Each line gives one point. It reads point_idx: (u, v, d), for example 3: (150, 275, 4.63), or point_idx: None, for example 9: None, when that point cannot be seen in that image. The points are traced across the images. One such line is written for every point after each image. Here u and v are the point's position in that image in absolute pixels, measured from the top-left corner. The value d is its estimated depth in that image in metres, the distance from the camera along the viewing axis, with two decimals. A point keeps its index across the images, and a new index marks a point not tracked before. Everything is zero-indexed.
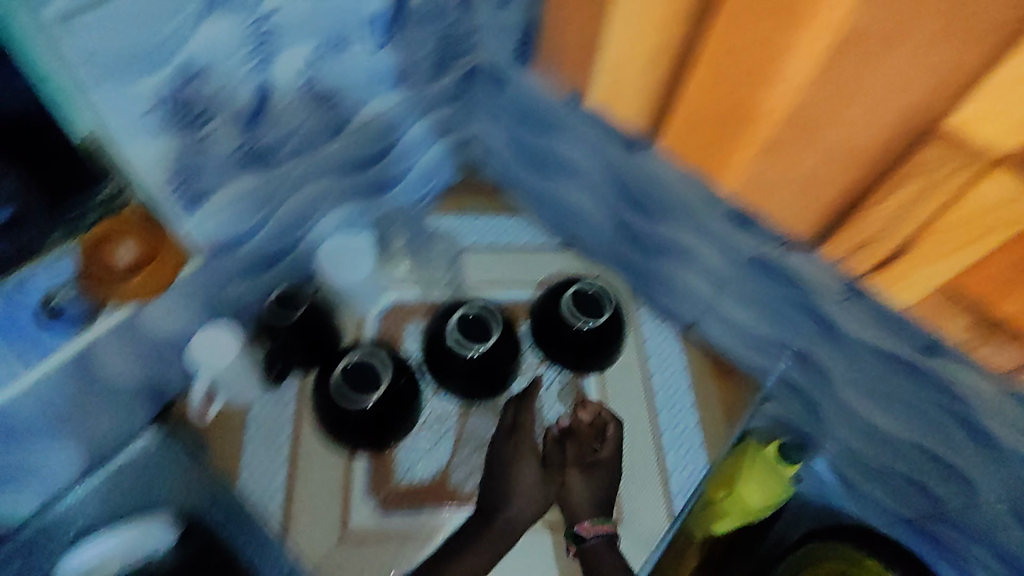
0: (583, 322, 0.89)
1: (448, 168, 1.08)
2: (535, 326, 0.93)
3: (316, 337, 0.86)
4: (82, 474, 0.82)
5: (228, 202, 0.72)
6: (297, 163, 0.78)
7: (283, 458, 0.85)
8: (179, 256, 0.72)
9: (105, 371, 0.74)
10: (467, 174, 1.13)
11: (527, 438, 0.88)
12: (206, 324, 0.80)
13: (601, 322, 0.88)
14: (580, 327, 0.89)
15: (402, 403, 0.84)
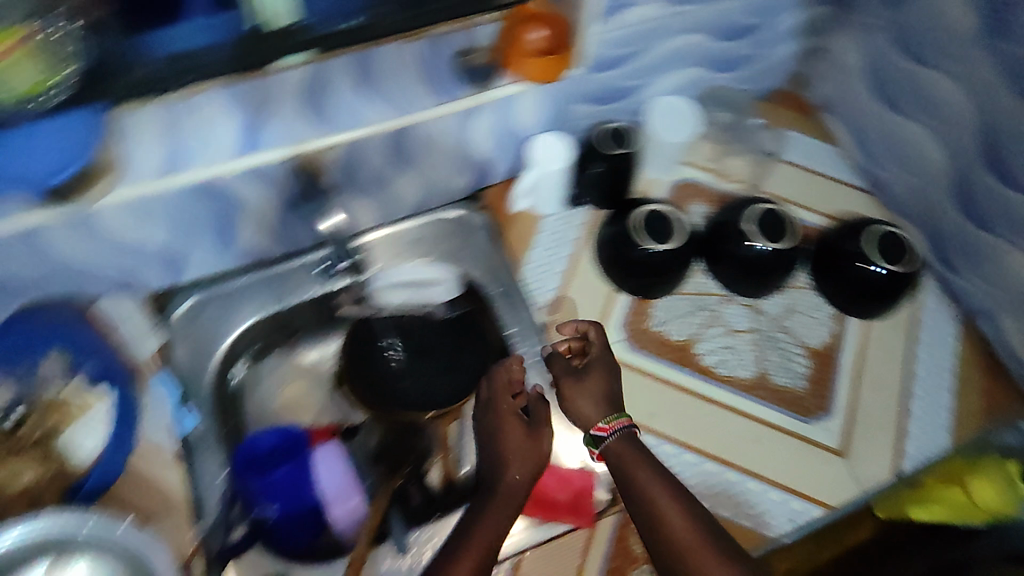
0: (879, 266, 0.83)
1: (782, 70, 1.02)
2: (817, 256, 0.90)
3: (625, 178, 0.92)
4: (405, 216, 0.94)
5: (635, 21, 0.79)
6: (694, 10, 0.82)
7: (563, 268, 0.93)
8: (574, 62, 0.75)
9: (470, 129, 0.83)
10: (792, 87, 1.06)
11: (501, 401, 0.80)
12: (550, 131, 0.89)
13: (897, 272, 0.83)
14: (873, 270, 0.84)
15: (678, 264, 0.86)
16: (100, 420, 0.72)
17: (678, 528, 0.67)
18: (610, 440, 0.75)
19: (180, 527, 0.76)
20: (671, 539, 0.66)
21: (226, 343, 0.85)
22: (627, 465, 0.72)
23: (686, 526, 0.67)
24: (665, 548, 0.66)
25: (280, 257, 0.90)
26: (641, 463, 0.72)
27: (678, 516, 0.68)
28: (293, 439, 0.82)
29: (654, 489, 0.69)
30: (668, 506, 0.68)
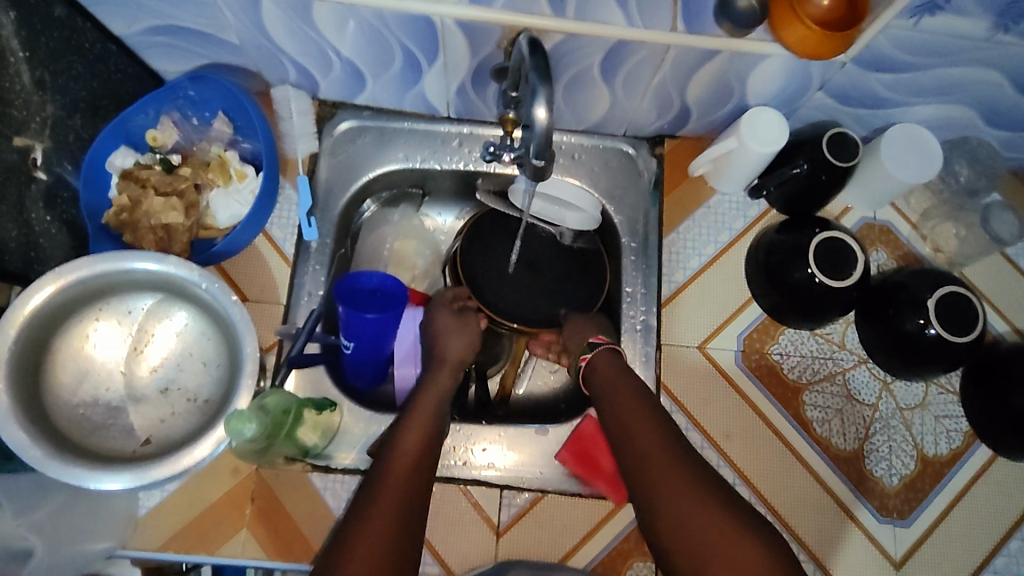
0: None
1: None
2: (982, 367, 0.79)
3: (822, 194, 0.82)
4: (578, 130, 0.88)
5: (945, 30, 0.65)
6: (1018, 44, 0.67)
7: (709, 253, 0.86)
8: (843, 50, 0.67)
9: (694, 78, 0.75)
10: None
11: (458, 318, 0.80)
12: (769, 107, 0.79)
13: None
14: None
15: (829, 306, 0.78)
16: (250, 195, 0.76)
17: (636, 424, 0.67)
18: (603, 349, 0.75)
19: (269, 320, 0.80)
20: (629, 439, 0.67)
21: (366, 177, 0.86)
22: (603, 376, 0.73)
23: (647, 433, 0.66)
24: (623, 450, 0.67)
25: (449, 118, 0.87)
26: (622, 376, 0.73)
27: (643, 436, 0.66)
28: (400, 296, 0.77)
29: (625, 397, 0.70)
30: (633, 405, 0.69)
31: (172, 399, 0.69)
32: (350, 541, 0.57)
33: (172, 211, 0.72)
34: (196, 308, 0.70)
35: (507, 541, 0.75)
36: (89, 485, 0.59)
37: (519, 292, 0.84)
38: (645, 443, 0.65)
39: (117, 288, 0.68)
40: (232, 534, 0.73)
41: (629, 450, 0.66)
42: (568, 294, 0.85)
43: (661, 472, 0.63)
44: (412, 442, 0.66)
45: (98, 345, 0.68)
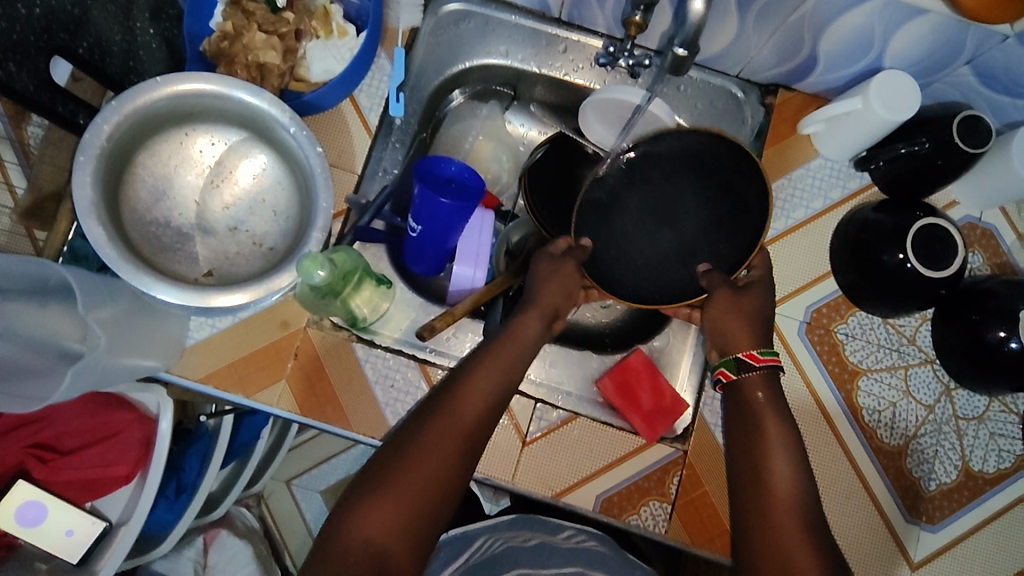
0: None
1: None
2: None
3: (935, 180, 0.76)
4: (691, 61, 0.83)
5: None
6: None
7: (797, 217, 0.82)
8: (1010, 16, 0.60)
9: (834, 25, 0.70)
10: None
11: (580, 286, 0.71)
12: (903, 72, 0.72)
13: None
14: None
15: (913, 296, 0.73)
16: (348, 53, 0.74)
17: (774, 470, 0.59)
18: (755, 372, 0.64)
19: (341, 188, 0.79)
20: (750, 429, 0.62)
21: (462, 66, 0.83)
22: (750, 405, 0.63)
23: (776, 425, 0.62)
24: (752, 508, 0.58)
25: (559, 20, 0.83)
26: (774, 410, 0.63)
27: (775, 429, 0.61)
28: (476, 188, 0.74)
29: (763, 414, 0.62)
30: (776, 454, 0.60)
31: (240, 239, 0.69)
32: (402, 459, 0.58)
33: (269, 50, 0.70)
34: (278, 155, 0.69)
35: (532, 452, 0.75)
36: (155, 294, 0.59)
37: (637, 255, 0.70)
38: (780, 506, 0.57)
39: (207, 115, 0.66)
40: (271, 382, 0.75)
41: (766, 502, 0.58)
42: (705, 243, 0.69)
43: (781, 526, 0.56)
44: (443, 447, 0.59)
45: (178, 169, 0.68)
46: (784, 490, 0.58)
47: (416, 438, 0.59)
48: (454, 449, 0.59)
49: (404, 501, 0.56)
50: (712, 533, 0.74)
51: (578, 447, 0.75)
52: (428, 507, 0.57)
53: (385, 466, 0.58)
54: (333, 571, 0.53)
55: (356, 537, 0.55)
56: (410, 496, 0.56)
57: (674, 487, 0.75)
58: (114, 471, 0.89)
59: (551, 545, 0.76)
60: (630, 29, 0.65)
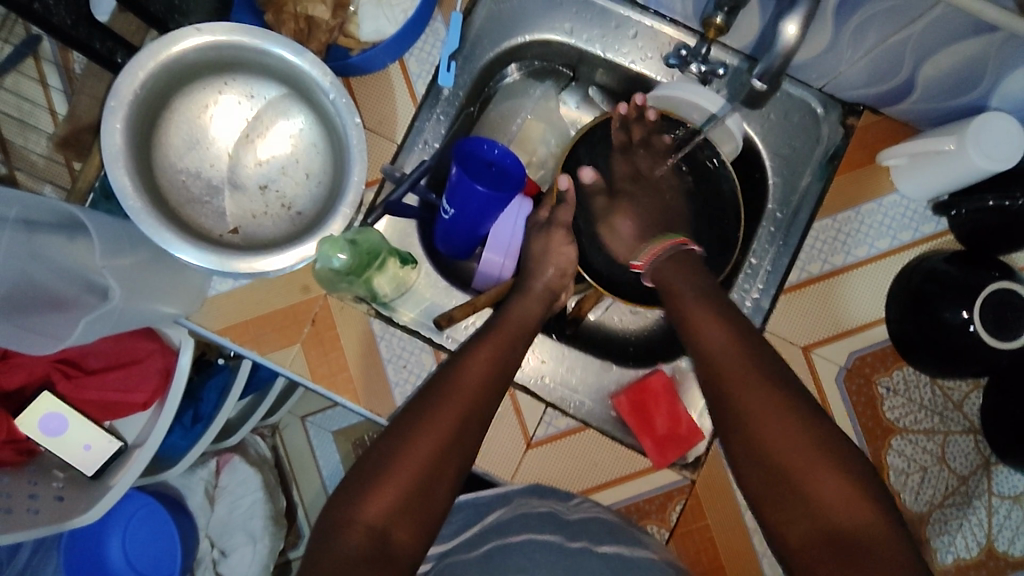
0: None
1: None
2: None
3: (1017, 240, 0.68)
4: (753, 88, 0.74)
5: None
6: None
7: (858, 254, 0.76)
8: None
9: (942, 52, 0.62)
10: None
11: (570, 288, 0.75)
12: (1010, 119, 0.65)
13: None
14: None
15: (969, 362, 0.67)
16: (401, 14, 0.71)
17: (734, 368, 0.58)
18: (663, 254, 0.71)
19: (378, 156, 0.77)
20: (702, 349, 0.61)
21: (522, 39, 0.78)
22: (673, 294, 0.66)
23: (723, 333, 0.60)
24: (741, 429, 0.55)
25: (635, 3, 0.76)
26: (705, 300, 0.64)
27: (722, 338, 0.60)
28: (517, 177, 0.71)
29: (706, 320, 0.62)
30: (733, 355, 0.59)
31: (268, 199, 0.67)
32: (404, 442, 0.56)
33: (319, 3, 0.67)
34: (316, 116, 0.67)
35: (535, 455, 0.73)
36: (177, 253, 0.58)
37: (633, 241, 0.78)
38: (745, 395, 0.56)
39: (247, 67, 0.64)
40: (286, 344, 0.74)
41: (730, 391, 0.57)
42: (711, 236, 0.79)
43: (772, 433, 0.54)
44: (439, 425, 0.57)
45: (214, 120, 0.66)
46: (761, 396, 0.56)
47: (414, 415, 0.58)
48: (450, 429, 0.57)
49: (401, 480, 0.54)
50: (706, 568, 0.72)
51: (583, 459, 0.73)
52: (426, 489, 0.55)
53: (385, 447, 0.56)
54: (337, 558, 0.50)
55: (355, 523, 0.52)
56: (408, 474, 0.54)
57: (674, 514, 0.72)
58: (131, 398, 0.89)
59: (558, 515, 0.64)
60: (710, 32, 0.59)
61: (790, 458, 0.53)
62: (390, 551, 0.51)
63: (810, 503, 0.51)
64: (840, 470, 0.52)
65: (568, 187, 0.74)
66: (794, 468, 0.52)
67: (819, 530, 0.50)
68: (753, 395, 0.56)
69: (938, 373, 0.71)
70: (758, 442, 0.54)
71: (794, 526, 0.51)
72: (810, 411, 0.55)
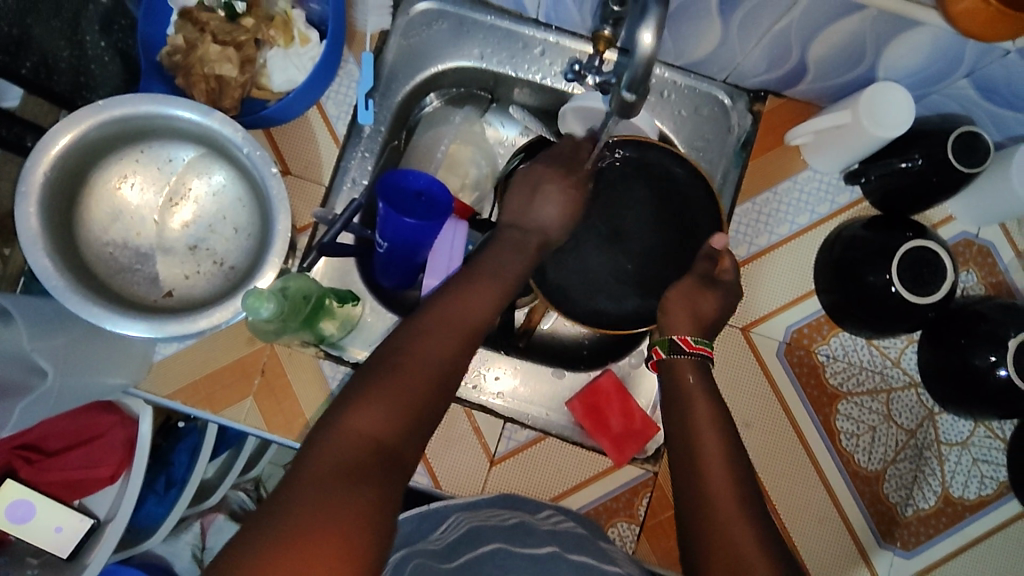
0: None
1: None
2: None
3: (924, 198, 0.72)
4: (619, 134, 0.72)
5: None
6: None
7: (782, 232, 0.79)
8: (1008, 35, 0.55)
9: (822, 34, 0.66)
10: None
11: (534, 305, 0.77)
12: (897, 87, 0.68)
13: None
14: None
15: (897, 319, 0.70)
16: (310, 62, 0.72)
17: (708, 453, 0.57)
18: (684, 357, 0.66)
19: (308, 200, 0.78)
20: (686, 424, 0.60)
21: (434, 69, 0.80)
22: (683, 383, 0.64)
23: (709, 415, 0.60)
24: (696, 517, 0.54)
25: (537, 21, 0.79)
26: (703, 394, 0.62)
27: (709, 424, 0.59)
28: (445, 202, 0.72)
29: (693, 399, 0.62)
30: (708, 436, 0.58)
31: (199, 258, 0.68)
32: (397, 354, 0.54)
33: (225, 62, 0.68)
34: (235, 171, 0.68)
35: (499, 472, 0.74)
36: (106, 326, 0.59)
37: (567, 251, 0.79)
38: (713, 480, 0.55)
39: (159, 132, 0.65)
40: (239, 399, 0.74)
41: (699, 476, 0.55)
42: (657, 271, 0.78)
43: (729, 518, 0.52)
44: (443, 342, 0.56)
45: (135, 188, 0.67)
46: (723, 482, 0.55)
47: (414, 332, 0.56)
48: (453, 346, 0.56)
49: (401, 380, 0.52)
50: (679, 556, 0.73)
51: (548, 469, 0.74)
52: (428, 404, 0.52)
53: (381, 361, 0.53)
54: (332, 461, 0.46)
55: (349, 430, 0.48)
56: (413, 379, 0.52)
57: (642, 509, 0.74)
58: (98, 472, 0.87)
59: (529, 526, 0.65)
60: (600, 43, 0.61)
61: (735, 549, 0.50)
62: (392, 455, 0.49)
63: None
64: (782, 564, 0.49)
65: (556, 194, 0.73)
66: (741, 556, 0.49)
67: None
68: (718, 480, 0.55)
69: (869, 333, 0.74)
70: (709, 519, 0.53)
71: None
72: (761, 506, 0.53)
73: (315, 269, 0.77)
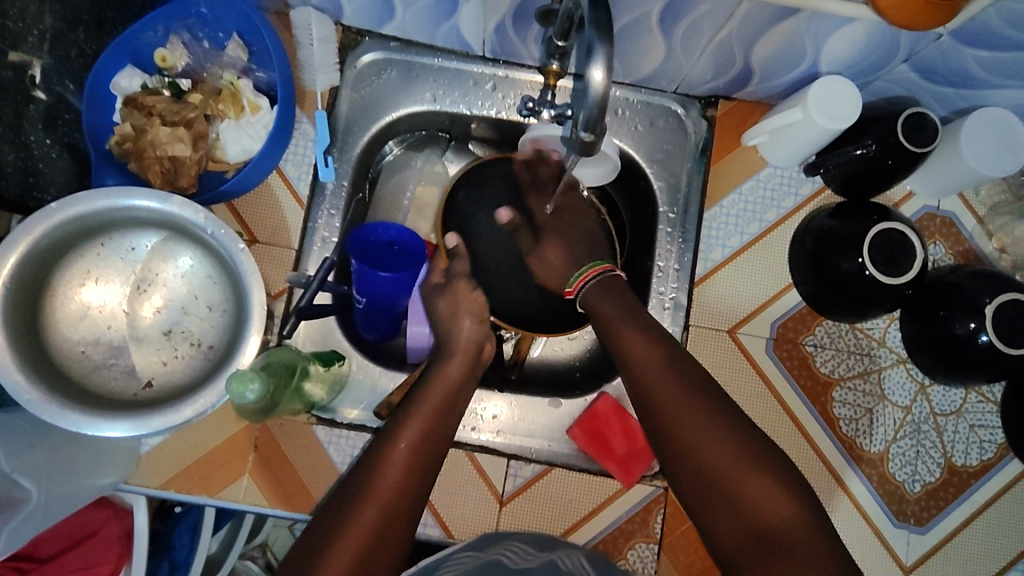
0: None
1: None
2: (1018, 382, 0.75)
3: (883, 180, 0.74)
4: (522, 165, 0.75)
5: None
6: None
7: (752, 231, 0.80)
8: (937, 22, 0.58)
9: (761, 39, 0.68)
10: None
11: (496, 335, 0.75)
12: (840, 79, 0.70)
13: None
14: None
15: (876, 301, 0.71)
16: (263, 129, 0.71)
17: (655, 382, 0.61)
18: (591, 283, 0.70)
19: (280, 265, 0.76)
20: (626, 361, 0.64)
21: (389, 118, 0.80)
22: (605, 319, 0.67)
23: (646, 347, 0.63)
24: (670, 438, 0.59)
25: (484, 58, 0.80)
26: (630, 322, 0.65)
27: (647, 354, 0.63)
28: (417, 251, 0.72)
29: (625, 330, 0.65)
30: (654, 366, 0.62)
31: (175, 342, 0.66)
32: (350, 507, 0.55)
33: (178, 143, 0.68)
34: (200, 249, 0.67)
35: (510, 511, 0.73)
36: (87, 431, 0.57)
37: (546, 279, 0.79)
38: (672, 405, 0.60)
39: (119, 222, 0.64)
40: (234, 479, 0.72)
41: (654, 399, 0.61)
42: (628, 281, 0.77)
43: (702, 439, 0.58)
44: (359, 530, 0.53)
45: (100, 283, 0.65)
46: (687, 406, 0.59)
47: (331, 521, 0.55)
48: (372, 528, 0.54)
49: (357, 529, 0.54)
50: (702, 569, 0.73)
51: (559, 501, 0.74)
52: (382, 538, 0.54)
53: (332, 511, 0.55)
54: None
55: None
56: (360, 516, 0.54)
57: (658, 526, 0.73)
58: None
59: (505, 564, 0.64)
60: (550, 76, 0.62)
61: (711, 464, 0.57)
62: None
63: (747, 516, 0.55)
64: (760, 467, 0.56)
65: (457, 242, 0.75)
66: (715, 466, 0.57)
67: (749, 531, 0.55)
68: (676, 402, 0.60)
69: (848, 318, 0.76)
70: (675, 441, 0.59)
71: (723, 527, 0.56)
72: (735, 427, 0.58)
73: (296, 336, 0.75)
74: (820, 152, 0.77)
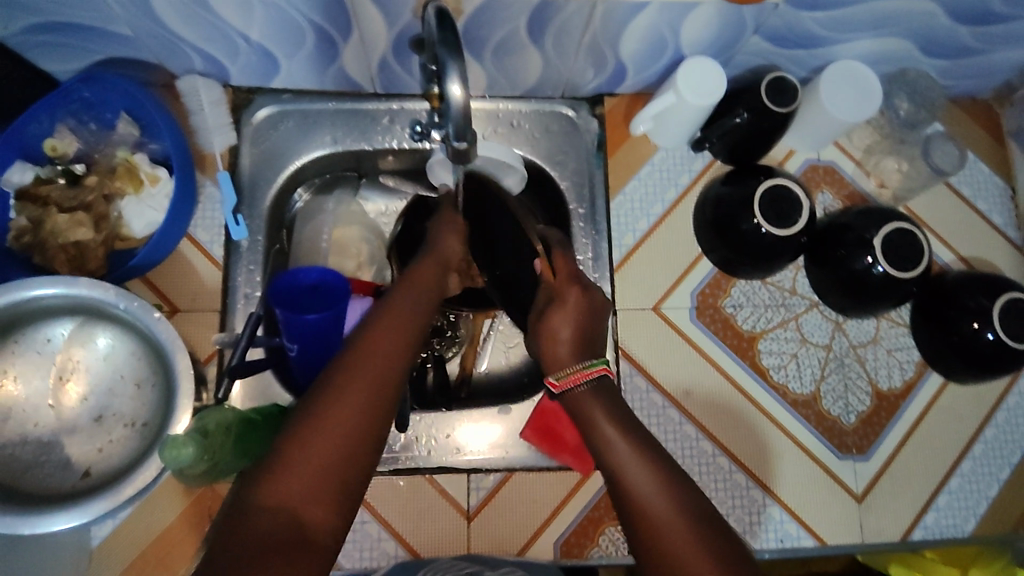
0: (989, 332, 0.73)
1: (992, 78, 0.86)
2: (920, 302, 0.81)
3: (762, 142, 0.80)
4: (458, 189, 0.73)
5: None
6: None
7: (656, 211, 0.85)
8: None
9: (624, 34, 0.73)
10: (989, 100, 0.90)
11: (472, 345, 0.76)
12: (701, 59, 0.75)
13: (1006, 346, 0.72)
14: (984, 335, 0.74)
15: (778, 254, 0.76)
16: (165, 199, 0.73)
17: (634, 485, 0.51)
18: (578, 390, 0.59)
19: (206, 329, 0.76)
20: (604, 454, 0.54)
21: (293, 167, 0.81)
22: (589, 421, 0.57)
23: (631, 446, 0.53)
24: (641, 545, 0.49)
25: (375, 95, 0.82)
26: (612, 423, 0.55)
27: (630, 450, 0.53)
28: (337, 291, 0.72)
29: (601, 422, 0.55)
30: (632, 467, 0.52)
31: (108, 426, 0.65)
32: (334, 378, 0.49)
33: (79, 226, 0.68)
34: (119, 327, 0.66)
35: (479, 524, 0.74)
36: (26, 530, 0.56)
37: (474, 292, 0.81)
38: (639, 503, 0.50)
39: (30, 316, 0.64)
40: (194, 553, 0.70)
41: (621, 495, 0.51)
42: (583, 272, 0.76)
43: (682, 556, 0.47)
44: (346, 404, 0.47)
45: (20, 381, 0.64)
46: (669, 511, 0.49)
47: (322, 389, 0.48)
48: (366, 400, 0.48)
49: (341, 405, 0.47)
50: None
51: (525, 503, 0.75)
52: (373, 422, 0.48)
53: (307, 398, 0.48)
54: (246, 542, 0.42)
55: (274, 499, 0.44)
56: (353, 394, 0.48)
57: None
58: None
59: None
60: (433, 99, 0.64)
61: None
62: (307, 525, 0.44)
63: None
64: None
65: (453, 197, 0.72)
66: None
67: None
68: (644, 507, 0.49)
69: (755, 275, 0.81)
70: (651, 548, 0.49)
71: None
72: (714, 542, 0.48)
73: (233, 393, 0.77)
74: (702, 128, 0.82)
